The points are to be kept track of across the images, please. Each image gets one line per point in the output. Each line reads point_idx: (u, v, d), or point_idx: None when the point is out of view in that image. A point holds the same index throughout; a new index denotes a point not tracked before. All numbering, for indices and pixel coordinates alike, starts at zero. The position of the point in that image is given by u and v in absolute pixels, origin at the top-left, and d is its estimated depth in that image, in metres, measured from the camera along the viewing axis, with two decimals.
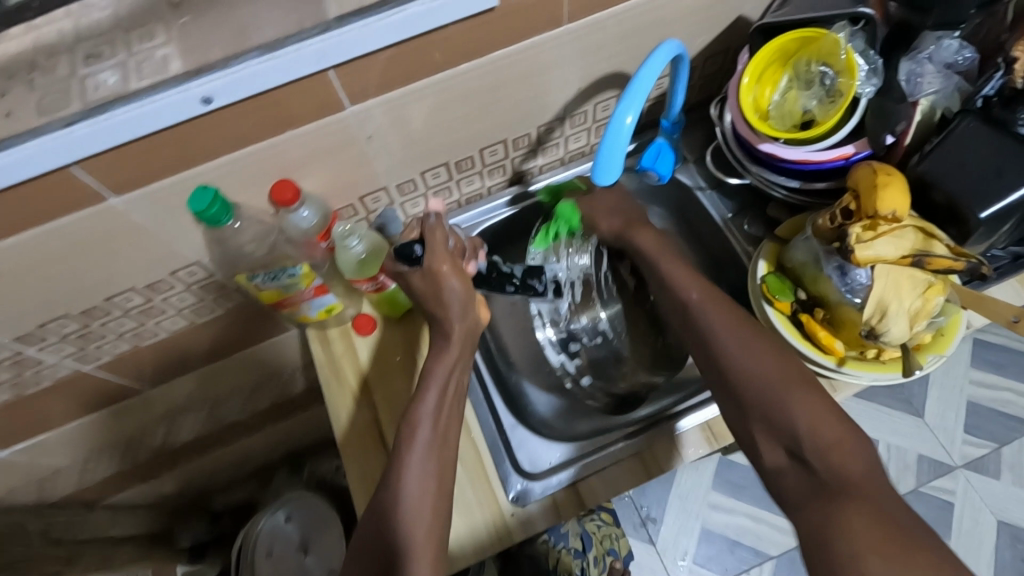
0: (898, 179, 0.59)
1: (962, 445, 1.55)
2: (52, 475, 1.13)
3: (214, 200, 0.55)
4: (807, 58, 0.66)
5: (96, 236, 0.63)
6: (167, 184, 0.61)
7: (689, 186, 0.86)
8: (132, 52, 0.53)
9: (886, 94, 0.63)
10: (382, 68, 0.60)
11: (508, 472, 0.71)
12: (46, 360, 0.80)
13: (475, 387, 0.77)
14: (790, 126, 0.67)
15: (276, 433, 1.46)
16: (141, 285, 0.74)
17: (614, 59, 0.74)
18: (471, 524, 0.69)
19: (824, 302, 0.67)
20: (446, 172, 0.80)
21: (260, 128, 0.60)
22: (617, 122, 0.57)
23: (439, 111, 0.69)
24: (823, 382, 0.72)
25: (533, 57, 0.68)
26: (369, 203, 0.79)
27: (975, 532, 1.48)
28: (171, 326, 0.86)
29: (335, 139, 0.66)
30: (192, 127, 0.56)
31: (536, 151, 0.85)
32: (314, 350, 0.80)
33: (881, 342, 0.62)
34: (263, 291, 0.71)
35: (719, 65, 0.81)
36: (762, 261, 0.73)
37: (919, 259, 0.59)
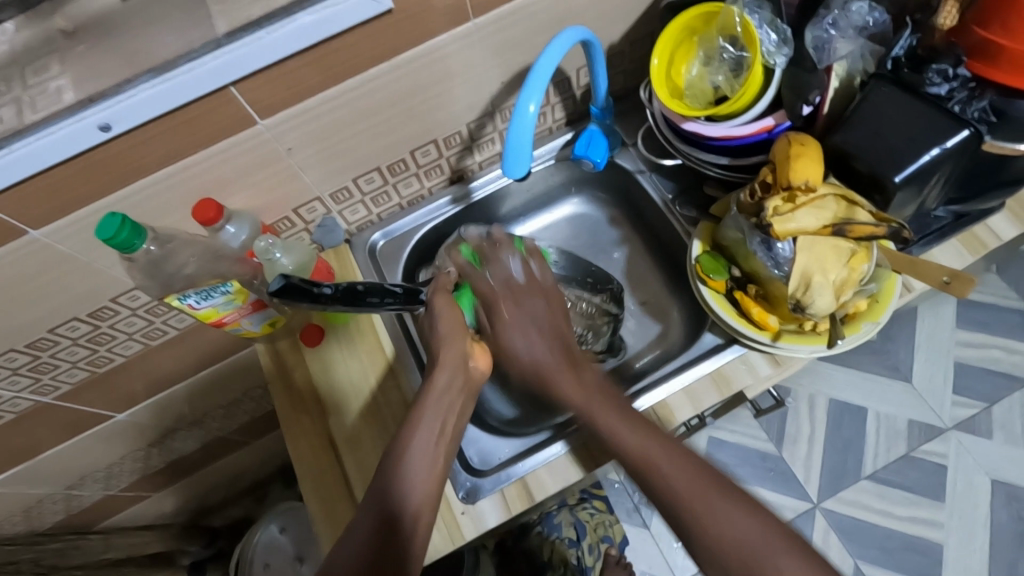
0: (812, 148, 0.59)
1: (951, 407, 1.54)
2: (38, 506, 1.14)
3: (124, 226, 0.56)
4: (715, 35, 0.66)
5: (22, 270, 0.64)
6: (86, 214, 0.62)
7: (629, 170, 0.84)
8: (27, 86, 0.54)
9: (799, 65, 0.62)
10: (287, 81, 0.60)
11: (457, 470, 0.71)
12: (4, 395, 0.81)
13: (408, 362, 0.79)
14: (705, 104, 0.68)
15: (263, 447, 1.47)
16: (83, 314, 0.74)
17: (532, 50, 0.73)
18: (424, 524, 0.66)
19: (755, 278, 0.66)
20: (380, 177, 0.80)
21: (170, 150, 0.60)
22: (520, 111, 0.57)
23: (358, 117, 0.69)
24: (767, 358, 0.71)
25: (444, 56, 0.68)
26: (305, 214, 0.79)
27: (970, 492, 1.47)
28: (125, 352, 0.86)
29: (254, 155, 0.66)
30: (98, 155, 0.57)
31: (471, 149, 0.84)
32: (267, 364, 0.82)
33: (809, 314, 0.61)
34: (199, 310, 0.70)
35: (646, 47, 0.80)
36: (697, 242, 0.72)
37: (841, 228, 0.59)
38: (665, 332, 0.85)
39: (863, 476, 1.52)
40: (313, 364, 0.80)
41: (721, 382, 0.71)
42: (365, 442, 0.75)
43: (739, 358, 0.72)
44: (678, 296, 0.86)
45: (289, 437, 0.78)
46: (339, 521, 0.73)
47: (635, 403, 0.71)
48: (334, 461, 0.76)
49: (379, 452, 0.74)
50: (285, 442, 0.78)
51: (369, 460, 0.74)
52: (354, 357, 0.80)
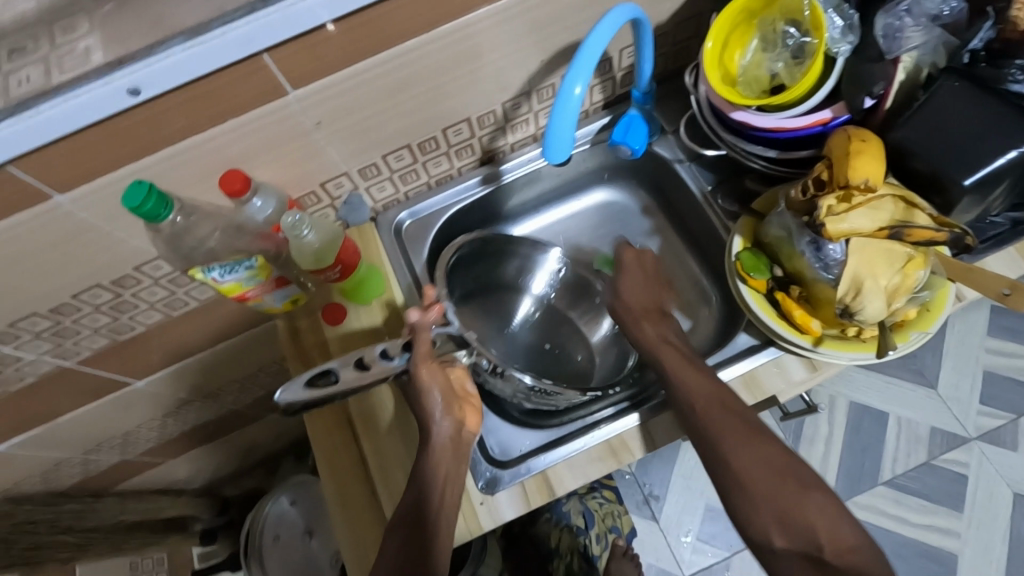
0: (872, 144, 0.55)
1: (976, 416, 1.50)
2: (57, 467, 1.15)
3: (150, 195, 0.54)
4: (774, 19, 0.63)
5: (47, 235, 0.63)
6: (113, 180, 0.60)
7: (667, 158, 0.81)
8: (54, 45, 0.52)
9: (861, 53, 0.58)
10: (322, 50, 0.57)
11: (477, 459, 0.70)
12: (26, 358, 0.81)
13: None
14: (759, 92, 0.64)
15: (278, 420, 1.48)
16: (106, 282, 0.74)
17: (576, 27, 0.70)
18: None
19: (800, 279, 0.63)
20: (409, 155, 0.77)
21: (197, 119, 0.58)
22: (566, 93, 0.54)
23: (393, 91, 0.66)
24: (803, 362, 0.68)
25: (485, 29, 0.65)
26: (332, 189, 0.77)
27: (990, 505, 1.44)
28: (146, 321, 0.86)
29: (282, 127, 0.64)
30: (126, 120, 0.55)
31: (504, 129, 0.81)
32: (285, 342, 0.80)
33: (857, 321, 0.58)
34: (221, 285, 0.68)
35: (694, 29, 0.76)
36: (737, 238, 0.69)
37: (897, 231, 0.55)
38: (696, 329, 0.81)
39: (881, 482, 1.49)
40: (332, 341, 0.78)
41: (753, 385, 0.68)
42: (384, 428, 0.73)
43: (774, 361, 0.69)
44: (712, 292, 0.83)
45: (310, 414, 0.78)
46: (353, 507, 0.72)
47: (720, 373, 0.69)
48: (353, 442, 0.76)
49: (397, 442, 0.72)
50: (306, 419, 0.78)
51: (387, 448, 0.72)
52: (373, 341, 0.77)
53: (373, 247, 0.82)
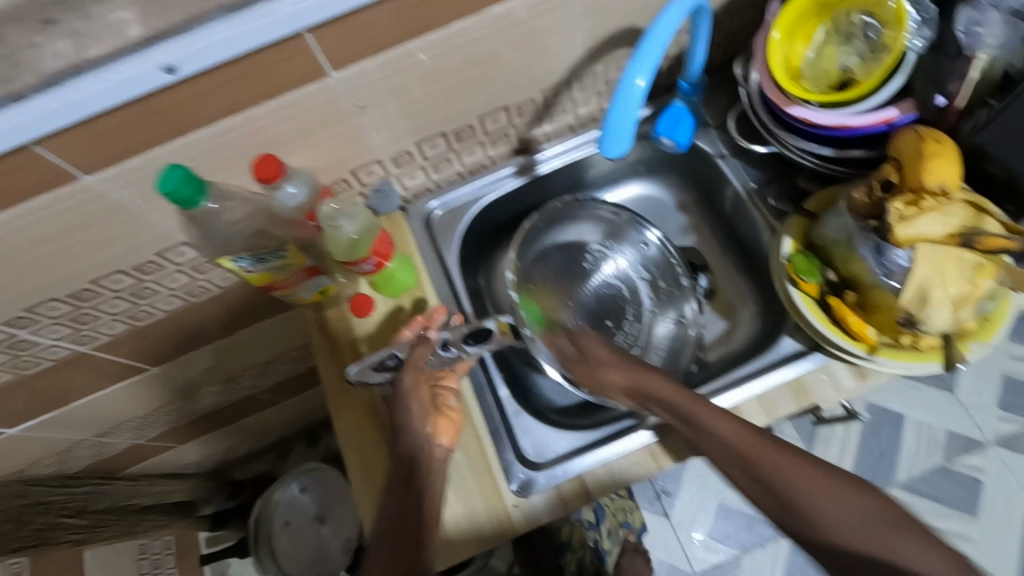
0: (949, 147, 0.52)
1: (995, 421, 1.48)
2: (68, 451, 1.13)
3: (186, 179, 0.51)
4: (848, 11, 0.60)
5: (71, 218, 0.60)
6: (143, 161, 0.57)
7: (710, 153, 0.78)
8: (86, 17, 0.48)
9: (938, 52, 0.55)
10: (366, 30, 0.54)
11: (511, 461, 0.68)
12: (42, 342, 0.78)
13: (473, 369, 0.72)
14: (827, 87, 0.61)
15: (290, 407, 1.46)
16: (129, 267, 0.71)
17: (627, 13, 0.66)
18: (463, 498, 0.67)
19: (856, 284, 0.61)
20: (444, 142, 0.75)
21: (233, 100, 0.55)
22: (627, 84, 0.51)
23: (435, 76, 0.63)
24: (852, 369, 0.66)
25: (534, 13, 0.61)
26: (363, 176, 0.74)
27: (1005, 510, 1.43)
28: (166, 307, 0.83)
29: (319, 111, 0.61)
30: (159, 99, 0.52)
31: (542, 118, 0.78)
32: (314, 335, 0.78)
33: (921, 331, 0.56)
34: (251, 275, 0.67)
35: (745, 18, 0.73)
36: (788, 239, 0.66)
37: (968, 237, 0.53)
38: (733, 330, 0.80)
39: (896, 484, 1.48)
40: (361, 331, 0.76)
41: (800, 391, 0.66)
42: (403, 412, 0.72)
43: (821, 368, 0.67)
44: (750, 292, 0.81)
45: (336, 407, 0.75)
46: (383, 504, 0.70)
47: (781, 372, 0.67)
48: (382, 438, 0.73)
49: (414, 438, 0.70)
50: (331, 413, 0.75)
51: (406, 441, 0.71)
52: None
53: (404, 239, 0.79)
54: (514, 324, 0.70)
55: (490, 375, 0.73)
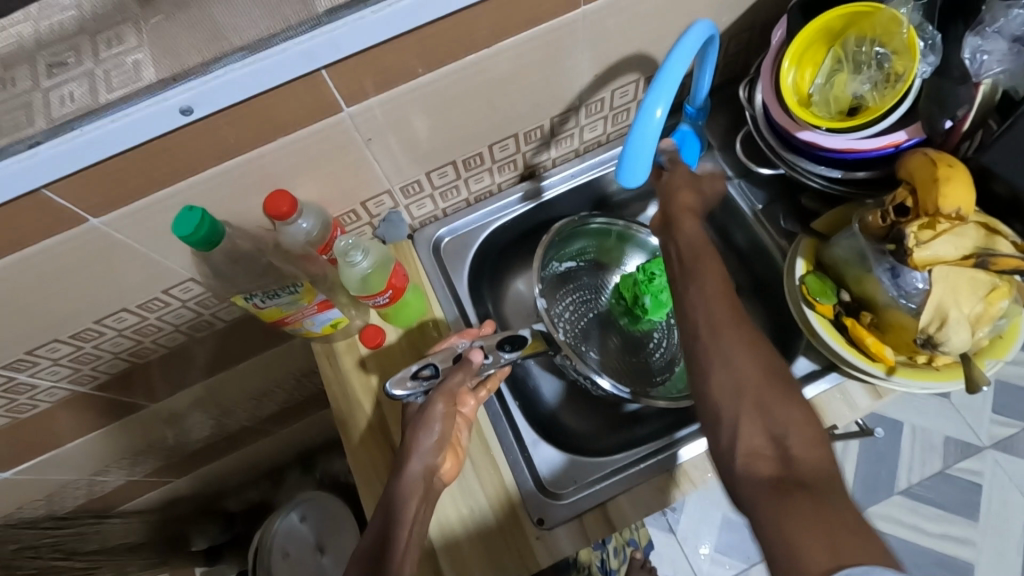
0: (960, 170, 0.53)
1: (989, 425, 1.51)
2: (61, 491, 1.10)
3: (202, 221, 0.50)
4: (858, 36, 0.60)
5: (78, 259, 0.59)
6: (154, 201, 0.56)
7: (715, 175, 0.79)
8: (100, 59, 0.48)
9: (945, 74, 0.56)
10: (379, 66, 0.54)
11: (531, 492, 0.67)
12: (40, 385, 0.76)
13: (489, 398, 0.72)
14: (836, 113, 0.62)
15: (287, 435, 1.43)
16: (133, 305, 0.70)
17: (634, 42, 0.67)
18: (484, 532, 0.65)
19: (871, 305, 0.61)
20: (453, 171, 0.74)
21: (248, 137, 0.54)
22: (647, 115, 0.53)
23: (446, 107, 0.63)
24: (867, 388, 0.67)
25: (544, 44, 0.62)
26: (372, 207, 0.73)
27: (1004, 512, 1.45)
28: (169, 343, 0.81)
29: (331, 145, 0.61)
30: (172, 140, 0.51)
31: (549, 144, 0.78)
32: (321, 366, 0.75)
33: (940, 352, 0.56)
34: (262, 309, 0.64)
35: (746, 43, 0.75)
36: (800, 259, 0.67)
37: (983, 258, 0.54)
38: None
39: (896, 492, 1.49)
40: (371, 355, 0.75)
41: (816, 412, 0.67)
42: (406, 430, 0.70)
43: (837, 387, 0.67)
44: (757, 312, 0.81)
45: (344, 430, 0.72)
46: None
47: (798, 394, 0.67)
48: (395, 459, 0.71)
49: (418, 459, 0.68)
50: (340, 436, 0.72)
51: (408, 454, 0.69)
52: (416, 357, 0.74)
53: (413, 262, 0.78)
54: (546, 332, 0.70)
55: (504, 400, 0.72)
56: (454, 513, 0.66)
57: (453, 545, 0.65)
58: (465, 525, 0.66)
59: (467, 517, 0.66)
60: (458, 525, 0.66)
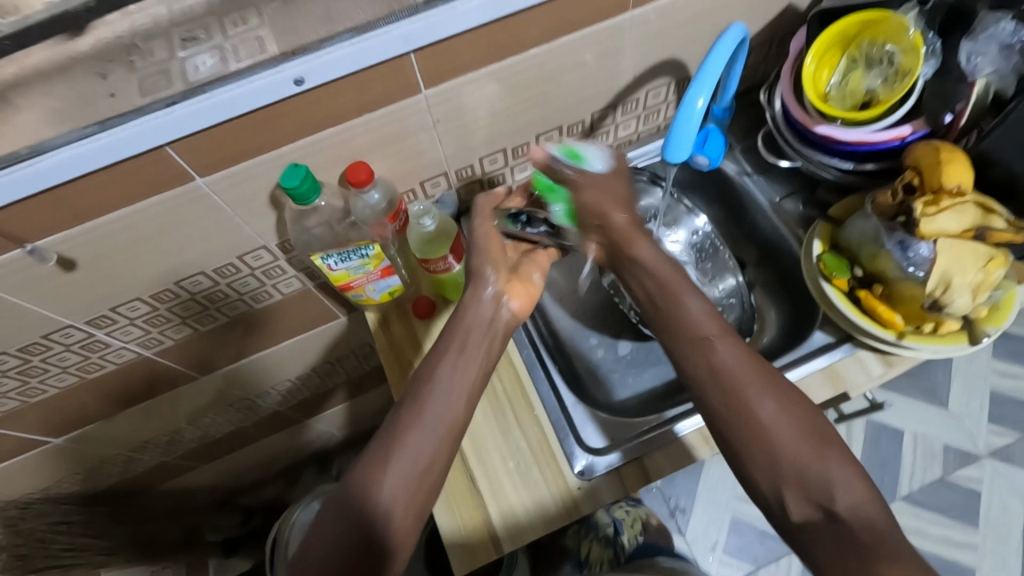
0: (959, 156, 0.61)
1: (987, 434, 1.57)
2: (101, 465, 1.14)
3: (305, 179, 0.58)
4: (871, 40, 0.69)
5: (178, 217, 0.65)
6: (253, 165, 0.63)
7: (735, 172, 0.88)
8: (227, 35, 0.55)
9: (944, 76, 0.65)
10: (457, 53, 0.62)
11: (573, 448, 0.72)
12: (113, 345, 0.81)
13: (532, 364, 0.78)
14: (851, 105, 0.70)
15: (311, 427, 1.47)
16: (210, 269, 0.76)
17: (672, 45, 0.76)
18: (531, 485, 0.71)
19: (882, 279, 0.68)
20: (502, 158, 0.82)
21: (342, 110, 0.62)
22: (689, 104, 0.62)
23: (506, 96, 0.71)
24: (879, 357, 0.73)
25: (596, 43, 0.70)
26: (429, 188, 0.81)
27: (1003, 518, 1.50)
28: (230, 313, 0.87)
29: (406, 124, 0.68)
30: (281, 107, 0.58)
31: (588, 138, 0.86)
32: (375, 333, 0.82)
33: (945, 313, 0.64)
34: (332, 271, 0.73)
35: (766, 53, 0.84)
36: (817, 242, 0.75)
37: (980, 232, 0.62)
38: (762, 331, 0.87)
39: (899, 497, 1.54)
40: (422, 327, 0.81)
41: (834, 378, 0.73)
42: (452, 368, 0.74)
43: (851, 357, 0.74)
44: (776, 296, 0.88)
45: (397, 391, 0.78)
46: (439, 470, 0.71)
47: (814, 362, 0.74)
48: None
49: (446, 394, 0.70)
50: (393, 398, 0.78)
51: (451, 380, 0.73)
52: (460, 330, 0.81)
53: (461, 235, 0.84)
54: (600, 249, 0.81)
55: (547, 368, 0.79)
56: (501, 466, 0.72)
57: (501, 495, 0.71)
58: (512, 477, 0.72)
59: (513, 470, 0.72)
60: (505, 477, 0.72)
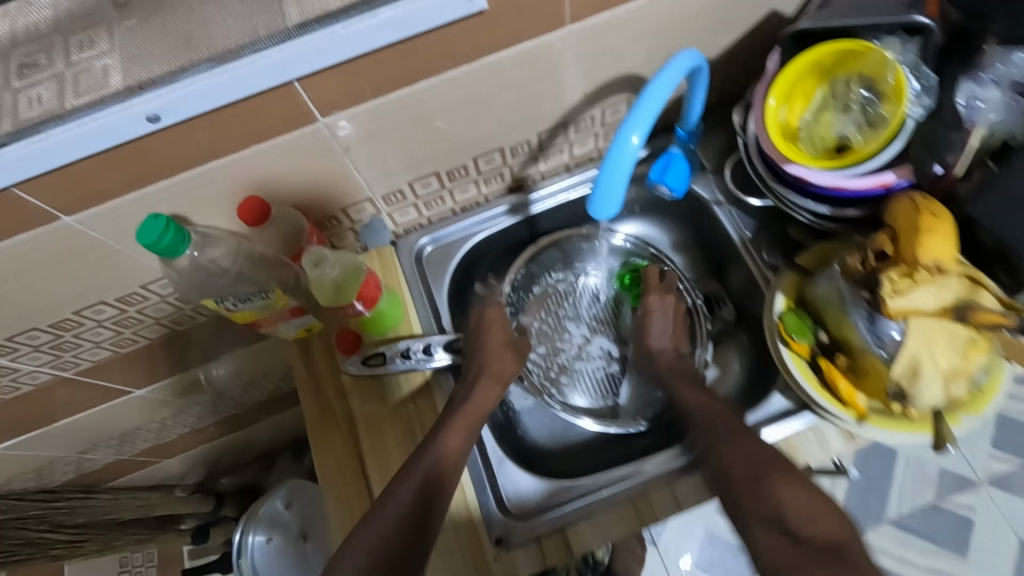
0: (945, 222, 0.51)
1: (987, 460, 1.42)
2: (50, 466, 1.12)
3: (167, 228, 0.51)
4: (846, 77, 0.60)
5: (52, 253, 0.59)
6: (126, 201, 0.56)
7: (705, 199, 0.77)
8: (70, 62, 0.48)
9: (937, 117, 0.54)
10: (352, 79, 0.53)
11: (492, 511, 0.67)
12: (21, 368, 0.77)
13: None
14: (822, 151, 0.61)
15: (277, 424, 1.44)
16: (111, 298, 0.70)
17: (626, 61, 0.65)
18: (444, 555, 0.65)
19: (847, 348, 0.60)
20: (437, 181, 0.74)
21: (221, 143, 0.54)
22: (622, 141, 0.52)
23: (426, 120, 0.62)
24: (841, 431, 0.65)
25: (529, 62, 0.60)
26: (353, 214, 0.73)
27: (994, 549, 1.37)
28: (150, 335, 0.82)
29: (307, 154, 0.60)
30: (142, 144, 0.50)
31: (537, 157, 0.77)
32: (297, 367, 0.76)
33: (909, 404, 0.55)
34: (234, 313, 0.65)
35: (744, 66, 0.73)
36: (780, 296, 0.65)
37: (961, 313, 0.52)
38: (722, 376, 0.78)
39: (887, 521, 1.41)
40: (359, 408, 0.72)
41: (788, 451, 0.65)
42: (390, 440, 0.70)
43: (810, 428, 0.65)
44: (742, 343, 0.79)
45: (317, 454, 0.71)
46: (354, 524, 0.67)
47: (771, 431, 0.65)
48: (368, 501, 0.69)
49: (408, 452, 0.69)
50: (313, 460, 0.71)
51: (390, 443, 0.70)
52: (409, 432, 0.70)
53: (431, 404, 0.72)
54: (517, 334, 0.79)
55: None
56: None
57: None
58: None
59: None
60: None
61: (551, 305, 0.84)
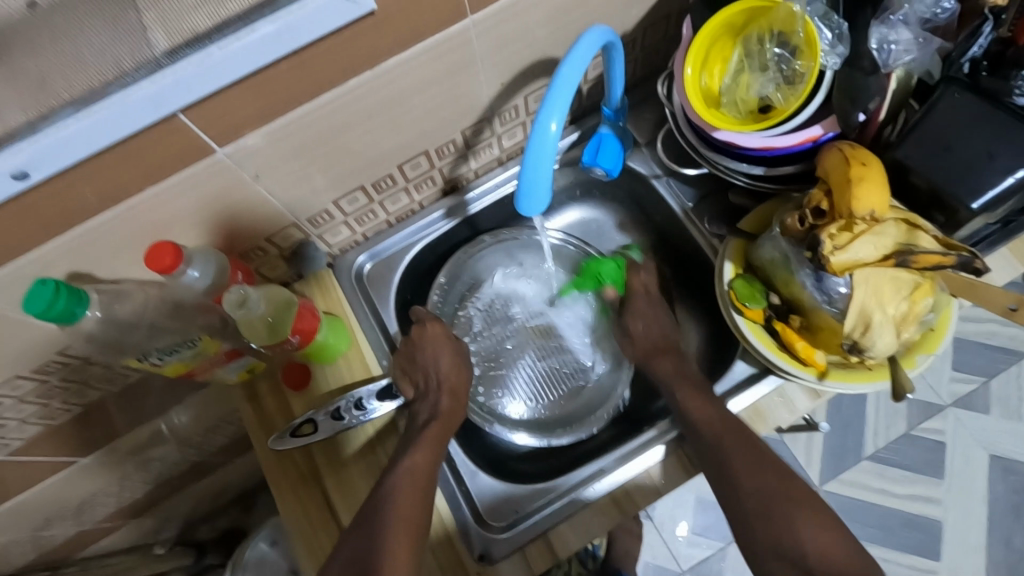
0: (874, 168, 0.51)
1: (949, 383, 1.41)
2: (5, 551, 1.04)
3: (58, 292, 0.47)
4: (759, 33, 0.59)
5: None
6: (15, 269, 0.50)
7: (643, 174, 0.76)
8: None
9: (854, 65, 0.54)
10: (243, 105, 0.49)
11: (469, 527, 0.64)
12: None
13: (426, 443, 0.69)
14: (746, 113, 0.60)
15: (250, 462, 1.37)
16: (28, 370, 0.64)
17: (538, 45, 0.63)
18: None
19: (799, 307, 0.59)
20: (364, 196, 0.70)
21: (111, 190, 0.49)
22: (541, 130, 0.48)
23: (333, 134, 0.58)
24: (806, 389, 0.65)
25: (436, 61, 0.57)
26: (279, 242, 0.69)
27: (967, 468, 1.36)
28: (83, 400, 0.76)
29: (214, 186, 0.56)
30: (18, 206, 0.45)
31: (466, 156, 0.74)
32: (246, 411, 0.71)
33: (866, 355, 0.55)
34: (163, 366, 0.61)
35: (661, 34, 0.71)
36: (728, 264, 0.64)
37: (904, 258, 0.51)
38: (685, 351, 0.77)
39: (864, 457, 1.39)
40: (320, 451, 0.68)
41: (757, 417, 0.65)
42: (354, 474, 0.67)
43: (776, 390, 0.65)
44: (700, 314, 0.78)
45: (280, 502, 0.67)
46: None
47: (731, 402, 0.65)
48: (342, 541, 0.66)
49: (369, 478, 0.67)
50: (277, 509, 0.67)
51: (354, 478, 0.67)
52: (375, 467, 0.67)
53: (395, 436, 0.69)
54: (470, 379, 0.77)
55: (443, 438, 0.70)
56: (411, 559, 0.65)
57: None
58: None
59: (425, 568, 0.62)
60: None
61: (482, 326, 0.81)
